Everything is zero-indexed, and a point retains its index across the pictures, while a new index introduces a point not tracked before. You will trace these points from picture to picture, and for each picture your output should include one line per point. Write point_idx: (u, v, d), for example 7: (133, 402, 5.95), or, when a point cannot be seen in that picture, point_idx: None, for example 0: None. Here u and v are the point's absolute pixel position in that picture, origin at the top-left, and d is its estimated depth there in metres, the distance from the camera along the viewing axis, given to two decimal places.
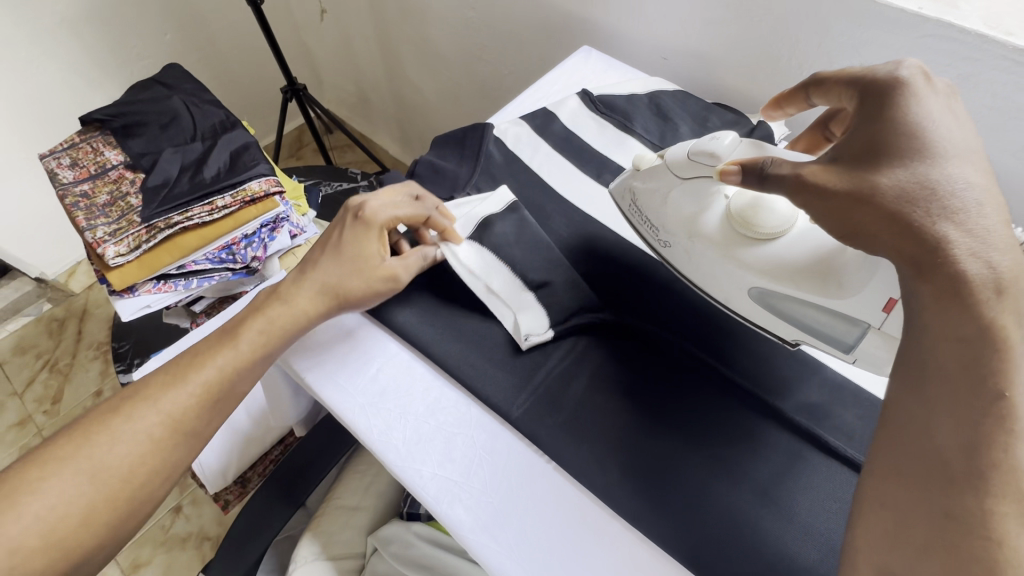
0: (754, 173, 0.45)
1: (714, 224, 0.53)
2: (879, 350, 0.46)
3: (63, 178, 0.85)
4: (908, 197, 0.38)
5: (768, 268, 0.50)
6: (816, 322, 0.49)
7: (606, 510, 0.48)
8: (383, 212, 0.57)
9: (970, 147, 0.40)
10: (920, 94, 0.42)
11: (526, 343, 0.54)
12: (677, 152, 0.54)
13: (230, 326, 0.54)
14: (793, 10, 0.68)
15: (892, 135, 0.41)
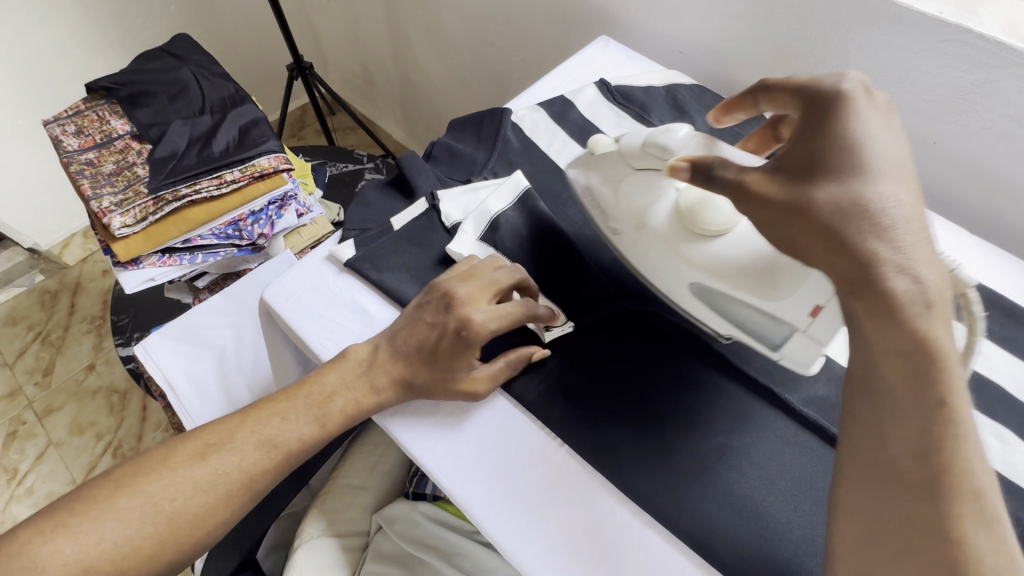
0: (702, 174, 0.45)
1: (662, 217, 0.53)
2: (804, 350, 0.47)
3: (67, 145, 0.84)
4: (839, 212, 0.38)
5: (706, 263, 0.49)
6: (750, 320, 0.49)
7: (615, 493, 0.49)
8: (488, 330, 0.50)
9: (900, 163, 0.40)
10: (861, 108, 0.42)
11: (546, 337, 0.55)
12: (632, 139, 0.54)
13: (307, 387, 0.52)
14: (813, 10, 0.69)
15: (831, 149, 0.41)
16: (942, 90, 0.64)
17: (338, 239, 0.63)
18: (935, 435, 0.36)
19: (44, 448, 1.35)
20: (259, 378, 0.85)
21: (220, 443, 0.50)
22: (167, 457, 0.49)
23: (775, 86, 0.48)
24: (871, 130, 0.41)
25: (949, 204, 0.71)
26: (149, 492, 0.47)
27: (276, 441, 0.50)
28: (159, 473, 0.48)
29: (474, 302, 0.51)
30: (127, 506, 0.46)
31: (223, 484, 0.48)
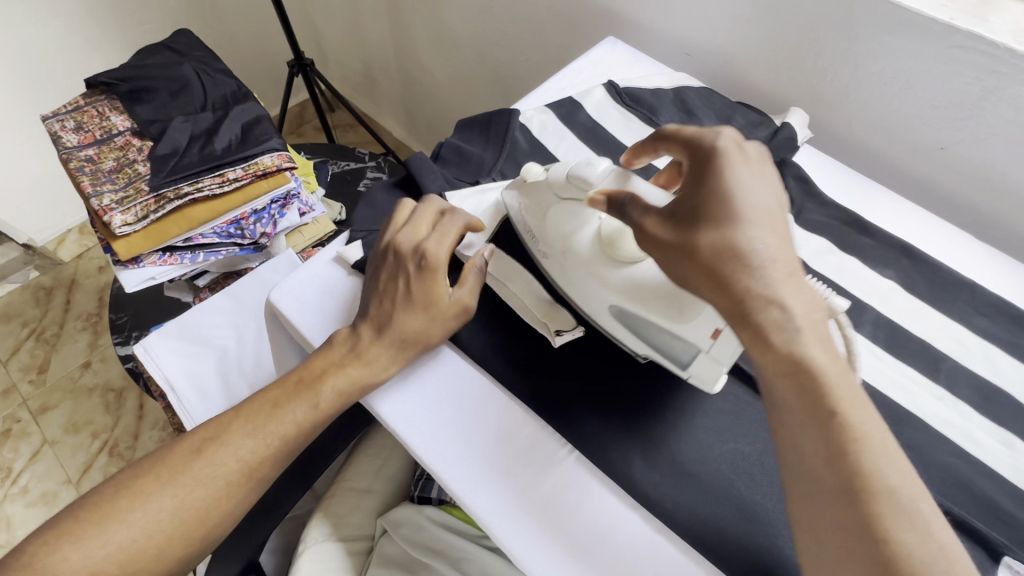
0: (620, 206, 0.47)
1: (586, 243, 0.53)
2: (706, 371, 0.49)
3: (66, 141, 0.82)
4: (720, 256, 0.41)
5: (621, 287, 0.50)
6: (660, 341, 0.50)
7: (627, 501, 0.48)
8: (442, 251, 0.54)
9: (771, 210, 0.43)
10: (735, 163, 0.44)
11: (557, 342, 0.54)
12: (560, 169, 0.54)
13: (308, 375, 0.52)
14: (822, 14, 0.68)
15: (712, 196, 0.43)
16: (951, 97, 0.64)
17: (345, 240, 0.62)
18: (849, 439, 0.38)
19: (39, 447, 1.34)
20: (260, 376, 0.84)
21: (217, 437, 0.49)
22: (171, 460, 0.48)
23: (669, 134, 0.49)
24: (749, 180, 0.43)
25: (956, 210, 0.71)
26: (148, 492, 0.46)
27: (285, 432, 0.50)
28: (160, 474, 0.47)
29: (419, 237, 0.55)
30: (132, 508, 0.46)
31: (222, 482, 0.47)
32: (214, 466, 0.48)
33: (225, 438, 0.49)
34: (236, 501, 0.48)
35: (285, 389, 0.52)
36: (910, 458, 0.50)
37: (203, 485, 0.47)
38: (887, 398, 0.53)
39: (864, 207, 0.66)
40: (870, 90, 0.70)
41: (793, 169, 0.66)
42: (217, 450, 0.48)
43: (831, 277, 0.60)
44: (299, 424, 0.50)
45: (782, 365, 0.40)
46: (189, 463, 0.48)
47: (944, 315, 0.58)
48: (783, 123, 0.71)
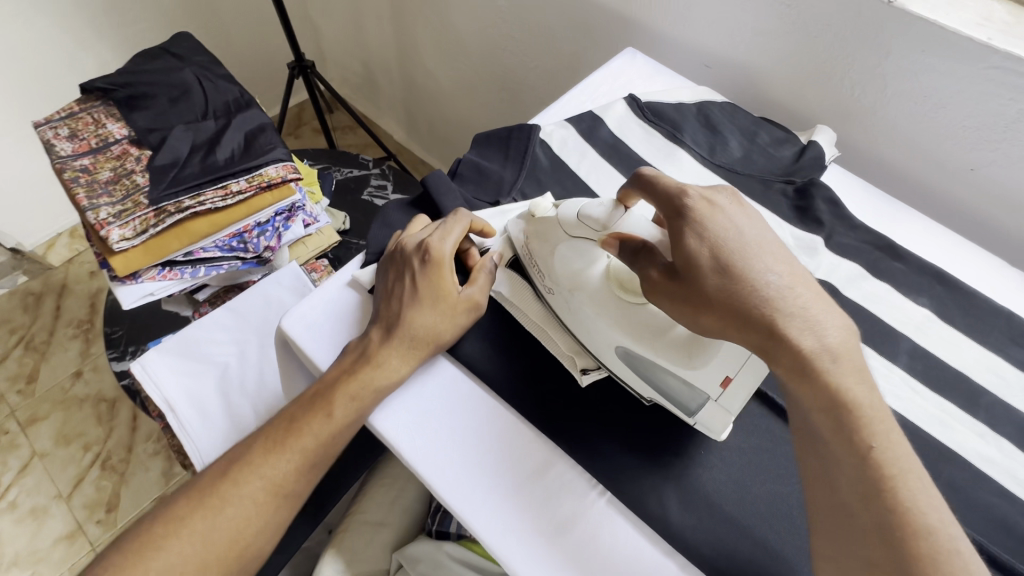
0: (630, 253, 0.45)
1: (596, 281, 0.49)
2: (714, 419, 0.46)
3: (60, 150, 0.79)
4: (731, 306, 0.40)
5: (627, 326, 0.47)
6: (667, 384, 0.47)
7: (664, 547, 0.45)
8: (446, 244, 0.51)
9: (768, 242, 0.42)
10: (718, 210, 0.43)
11: (583, 380, 0.51)
12: (570, 207, 0.50)
13: (320, 387, 0.49)
14: (852, 30, 0.66)
15: (703, 244, 0.41)
16: (985, 118, 0.62)
17: (360, 263, 0.60)
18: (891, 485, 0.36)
19: (28, 460, 1.29)
20: (264, 396, 0.80)
21: (240, 463, 0.46)
22: (196, 489, 0.46)
23: (647, 184, 0.45)
24: (734, 222, 0.42)
25: (984, 231, 0.70)
26: (181, 521, 0.44)
27: (304, 448, 0.46)
28: (191, 504, 0.45)
29: (425, 234, 0.54)
30: (167, 538, 0.44)
31: (252, 507, 0.45)
32: (242, 493, 0.45)
33: (250, 462, 0.46)
34: (258, 528, 0.45)
35: (301, 409, 0.48)
36: (952, 499, 0.48)
37: (235, 512, 0.44)
38: (926, 434, 0.51)
39: (893, 230, 0.64)
40: (898, 108, 0.68)
41: (823, 191, 0.64)
42: (244, 476, 0.45)
43: (865, 304, 0.58)
44: (324, 442, 0.47)
45: (833, 413, 0.38)
46: (216, 491, 0.45)
47: (981, 345, 0.56)
48: (810, 142, 0.69)
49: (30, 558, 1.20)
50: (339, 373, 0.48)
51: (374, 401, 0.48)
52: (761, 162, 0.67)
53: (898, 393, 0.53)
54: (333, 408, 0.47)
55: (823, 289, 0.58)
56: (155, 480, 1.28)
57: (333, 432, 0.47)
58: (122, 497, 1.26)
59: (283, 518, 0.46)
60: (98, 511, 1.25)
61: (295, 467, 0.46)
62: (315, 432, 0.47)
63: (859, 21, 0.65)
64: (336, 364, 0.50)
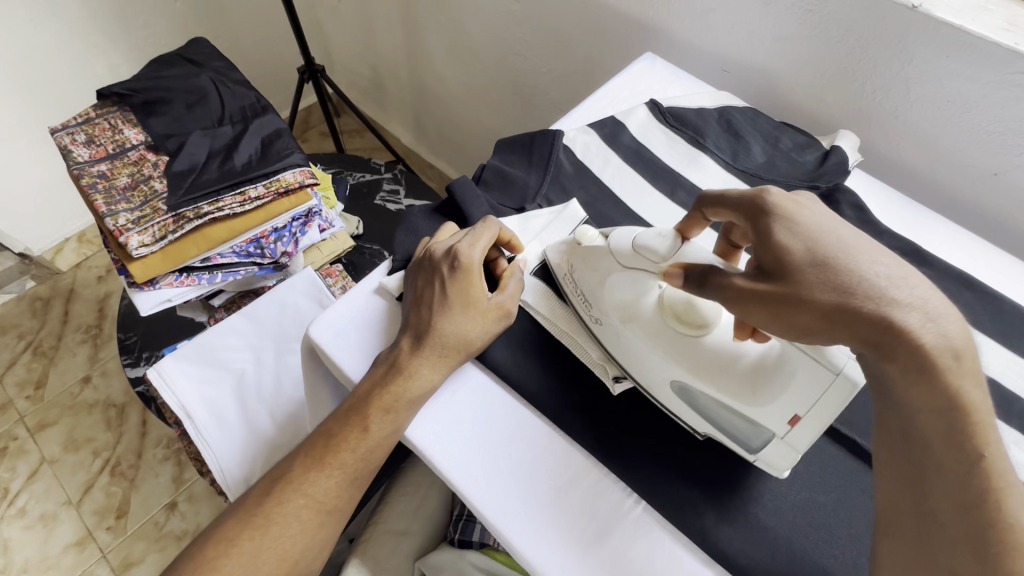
0: (697, 278, 0.44)
1: (649, 310, 0.49)
2: (779, 456, 0.44)
3: (77, 156, 0.78)
4: (831, 295, 0.37)
5: (688, 361, 0.46)
6: (727, 422, 0.46)
7: (702, 557, 0.45)
8: (474, 251, 0.51)
9: (861, 238, 0.40)
10: (803, 208, 0.42)
11: (616, 389, 0.51)
12: (622, 237, 0.49)
13: (354, 401, 0.48)
14: (876, 34, 0.66)
15: (793, 235, 0.40)
16: (1010, 122, 0.62)
17: (386, 270, 0.59)
18: None
19: (37, 466, 1.29)
20: (281, 403, 0.81)
21: (281, 482, 0.46)
22: (242, 510, 0.46)
23: (716, 200, 0.46)
24: (823, 218, 0.41)
25: (1008, 236, 0.69)
26: (225, 543, 0.45)
27: (342, 462, 0.46)
28: (235, 527, 0.45)
29: (454, 241, 0.53)
30: (217, 560, 0.44)
31: (297, 525, 0.45)
32: (285, 511, 0.45)
33: (292, 479, 0.46)
34: (302, 546, 0.45)
35: (338, 424, 0.48)
36: None
37: (281, 531, 0.45)
38: None
39: (918, 236, 0.64)
40: (921, 113, 0.67)
41: (848, 196, 0.64)
42: (287, 494, 0.46)
43: None
44: (363, 455, 0.47)
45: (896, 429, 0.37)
46: (260, 510, 0.45)
47: (1010, 351, 0.55)
48: (832, 147, 0.68)
49: (39, 565, 1.19)
50: (371, 386, 0.48)
51: (409, 411, 0.48)
52: (784, 167, 0.67)
53: None
54: (369, 422, 0.47)
55: None
56: (166, 486, 1.27)
57: (371, 447, 0.47)
58: (131, 503, 1.26)
59: (329, 535, 0.46)
60: (107, 518, 1.24)
61: (337, 483, 0.46)
62: (353, 447, 0.47)
63: (881, 25, 0.65)
64: (368, 375, 0.50)
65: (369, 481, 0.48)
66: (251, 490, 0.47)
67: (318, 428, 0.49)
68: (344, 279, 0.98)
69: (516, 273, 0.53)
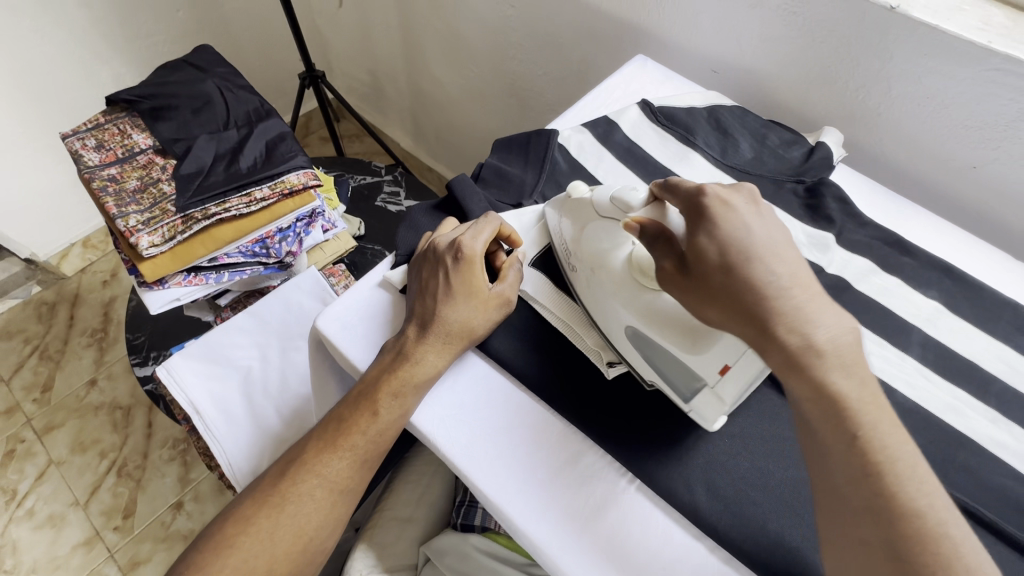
0: (650, 237, 0.47)
1: (619, 264, 0.52)
2: (707, 407, 0.48)
3: (88, 160, 0.81)
4: (732, 301, 0.41)
5: (641, 311, 0.49)
6: (666, 370, 0.49)
7: (692, 530, 0.47)
8: (477, 243, 0.53)
9: (776, 243, 0.42)
10: (734, 210, 0.43)
11: (610, 373, 0.53)
12: (605, 193, 0.53)
13: (363, 387, 0.51)
14: (856, 35, 0.68)
15: (712, 241, 0.42)
16: (986, 117, 0.64)
17: (390, 264, 0.62)
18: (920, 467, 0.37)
19: (45, 468, 1.30)
20: (287, 398, 0.82)
21: (296, 464, 0.49)
22: (259, 491, 0.49)
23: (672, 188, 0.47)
24: (746, 222, 0.42)
25: (988, 226, 0.72)
26: (245, 522, 0.48)
27: (352, 445, 0.49)
28: (253, 507, 0.48)
29: (457, 233, 0.56)
30: (237, 537, 0.47)
31: (311, 504, 0.48)
32: (301, 491, 0.48)
33: (306, 461, 0.49)
34: (316, 523, 0.48)
35: (348, 409, 0.51)
36: (967, 482, 0.50)
37: (297, 509, 0.48)
38: (939, 420, 0.52)
39: (901, 227, 0.66)
40: (902, 109, 0.70)
41: (832, 189, 0.66)
42: (301, 475, 0.49)
43: (876, 297, 0.60)
44: (373, 437, 0.50)
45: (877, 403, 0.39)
46: (277, 491, 0.48)
47: (989, 335, 0.58)
48: (817, 144, 0.71)
49: (48, 565, 1.21)
50: (379, 372, 0.51)
51: (416, 395, 0.51)
52: (771, 163, 0.70)
53: (912, 381, 0.55)
54: (379, 407, 0.50)
55: (836, 284, 0.60)
56: (172, 486, 1.29)
57: (380, 429, 0.50)
58: (138, 503, 1.27)
59: (342, 514, 0.49)
60: (115, 518, 1.25)
61: (349, 464, 0.49)
62: (364, 430, 0.50)
63: (862, 26, 0.67)
64: (376, 362, 0.52)
65: (378, 463, 0.51)
66: (267, 473, 0.51)
67: (329, 413, 0.52)
68: (347, 278, 1.00)
69: (515, 265, 0.56)
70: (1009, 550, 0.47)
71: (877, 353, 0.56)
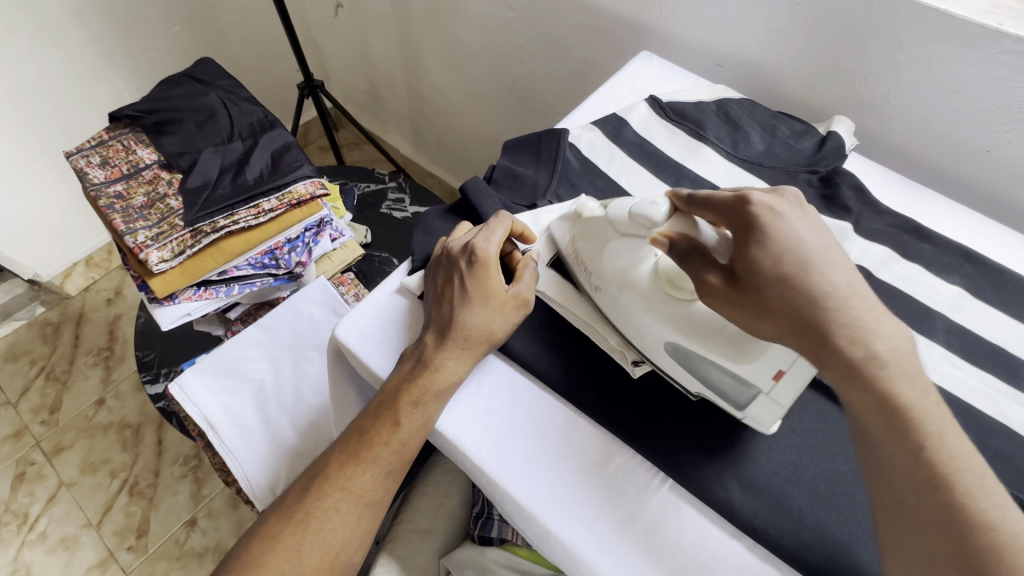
0: (680, 253, 0.46)
1: (645, 278, 0.51)
2: (765, 412, 0.46)
3: (93, 177, 0.80)
4: (793, 313, 0.40)
5: (679, 325, 0.48)
6: (719, 381, 0.47)
7: (728, 528, 0.46)
8: (490, 244, 0.53)
9: (829, 248, 0.42)
10: (786, 219, 0.42)
11: (636, 372, 0.52)
12: (620, 209, 0.52)
13: (384, 397, 0.50)
14: (864, 23, 0.68)
15: (767, 253, 0.41)
16: (1000, 100, 0.64)
17: (407, 270, 0.61)
18: (959, 458, 0.37)
19: (55, 490, 1.29)
20: (302, 411, 0.81)
21: (319, 481, 0.49)
22: (284, 509, 0.48)
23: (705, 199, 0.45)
24: (797, 228, 0.42)
25: (1003, 209, 0.71)
26: (271, 541, 0.47)
27: (375, 458, 0.48)
28: (278, 528, 0.47)
29: (470, 236, 0.55)
30: (263, 556, 0.46)
31: (337, 518, 0.47)
32: (326, 507, 0.47)
33: (329, 476, 0.48)
34: (344, 538, 0.47)
35: (369, 420, 0.50)
36: (1003, 468, 0.49)
37: (322, 525, 0.47)
38: (970, 407, 0.52)
39: (918, 214, 0.66)
40: (913, 96, 0.70)
41: (847, 178, 0.66)
42: (325, 490, 0.48)
43: (898, 285, 0.59)
44: (396, 448, 0.49)
45: (912, 392, 0.38)
46: (301, 507, 0.48)
47: (1014, 319, 0.57)
48: (829, 133, 0.71)
49: None
50: (399, 382, 0.50)
51: (437, 403, 0.50)
52: (784, 154, 0.69)
53: (940, 367, 0.54)
54: (400, 417, 0.49)
55: (856, 273, 0.60)
56: (184, 504, 1.28)
57: (403, 440, 0.49)
58: (152, 522, 1.26)
59: (368, 528, 0.49)
60: (128, 538, 1.24)
61: (373, 476, 0.48)
62: (386, 441, 0.49)
63: (869, 14, 0.67)
64: (395, 370, 0.52)
65: (404, 474, 0.50)
66: (291, 490, 0.50)
67: (350, 427, 0.51)
68: (356, 287, 1.00)
69: (530, 266, 0.55)
70: None
71: None
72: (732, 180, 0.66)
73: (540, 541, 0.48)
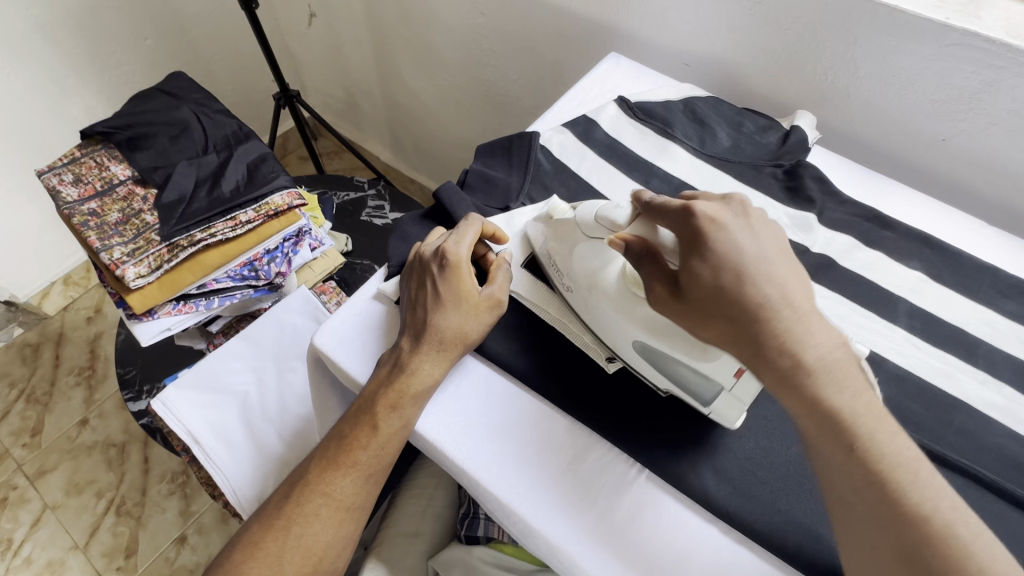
0: (636, 255, 0.47)
1: (613, 279, 0.51)
2: (728, 409, 0.48)
3: (66, 196, 0.80)
4: (732, 321, 0.41)
5: (642, 322, 0.49)
6: (682, 376, 0.49)
7: (704, 515, 0.48)
8: (461, 249, 0.53)
9: (768, 257, 0.43)
10: (729, 230, 0.43)
11: (610, 367, 0.54)
12: (586, 211, 0.53)
13: (362, 403, 0.51)
14: (822, 20, 0.70)
15: (705, 266, 0.42)
16: (952, 90, 0.66)
17: (384, 276, 0.62)
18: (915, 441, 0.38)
19: (40, 514, 1.27)
20: (288, 420, 0.81)
21: (299, 487, 0.49)
22: (265, 516, 0.49)
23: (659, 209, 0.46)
24: (737, 239, 0.43)
25: (961, 195, 0.74)
26: (254, 548, 0.47)
27: (354, 462, 0.49)
28: (260, 535, 0.48)
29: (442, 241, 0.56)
30: (245, 563, 0.47)
31: (319, 524, 0.48)
32: (306, 513, 0.48)
33: (310, 482, 0.49)
34: (326, 542, 0.48)
35: (348, 425, 0.51)
36: (964, 444, 0.51)
37: (304, 530, 0.47)
38: (931, 386, 0.54)
39: (880, 203, 0.68)
40: (870, 90, 0.72)
41: (810, 170, 0.68)
42: (305, 496, 0.48)
43: (861, 272, 0.61)
44: (376, 452, 0.50)
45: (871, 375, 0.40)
46: (282, 514, 0.48)
47: (972, 300, 0.59)
48: (792, 127, 0.73)
49: None
50: (376, 387, 0.51)
51: (414, 406, 0.50)
52: (749, 150, 0.71)
53: (901, 350, 0.56)
54: (378, 421, 0.50)
55: (821, 261, 0.62)
56: (173, 521, 1.27)
57: (382, 443, 0.50)
58: (140, 542, 1.25)
59: (350, 531, 0.49)
60: (117, 558, 1.23)
61: (353, 480, 0.49)
62: (365, 445, 0.49)
63: (827, 11, 0.69)
64: (373, 375, 0.52)
65: (386, 477, 0.51)
66: (272, 499, 0.50)
67: (329, 433, 0.52)
68: (338, 295, 1.00)
69: (502, 267, 0.56)
70: (1011, 507, 0.48)
71: (866, 326, 0.57)
72: (700, 176, 0.68)
73: (524, 537, 0.49)
